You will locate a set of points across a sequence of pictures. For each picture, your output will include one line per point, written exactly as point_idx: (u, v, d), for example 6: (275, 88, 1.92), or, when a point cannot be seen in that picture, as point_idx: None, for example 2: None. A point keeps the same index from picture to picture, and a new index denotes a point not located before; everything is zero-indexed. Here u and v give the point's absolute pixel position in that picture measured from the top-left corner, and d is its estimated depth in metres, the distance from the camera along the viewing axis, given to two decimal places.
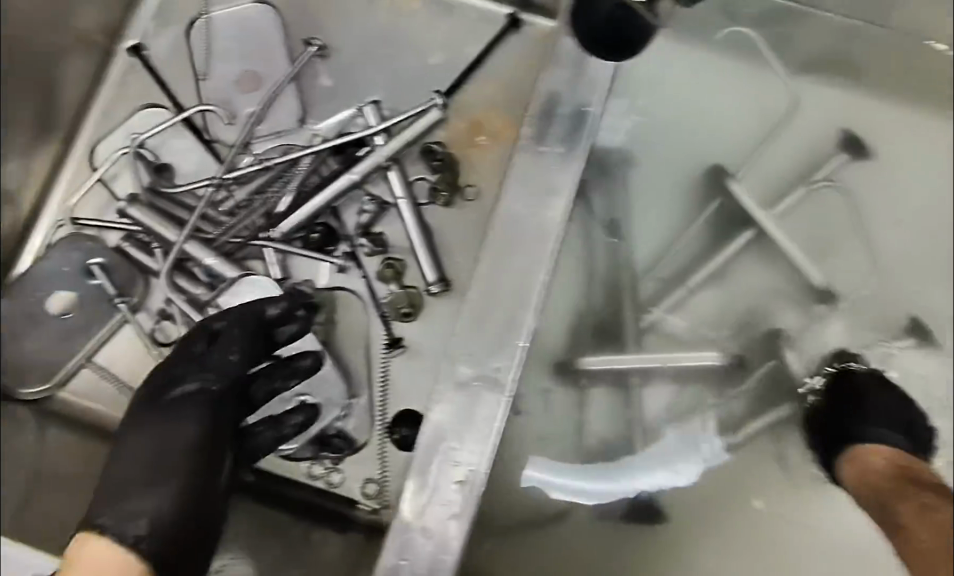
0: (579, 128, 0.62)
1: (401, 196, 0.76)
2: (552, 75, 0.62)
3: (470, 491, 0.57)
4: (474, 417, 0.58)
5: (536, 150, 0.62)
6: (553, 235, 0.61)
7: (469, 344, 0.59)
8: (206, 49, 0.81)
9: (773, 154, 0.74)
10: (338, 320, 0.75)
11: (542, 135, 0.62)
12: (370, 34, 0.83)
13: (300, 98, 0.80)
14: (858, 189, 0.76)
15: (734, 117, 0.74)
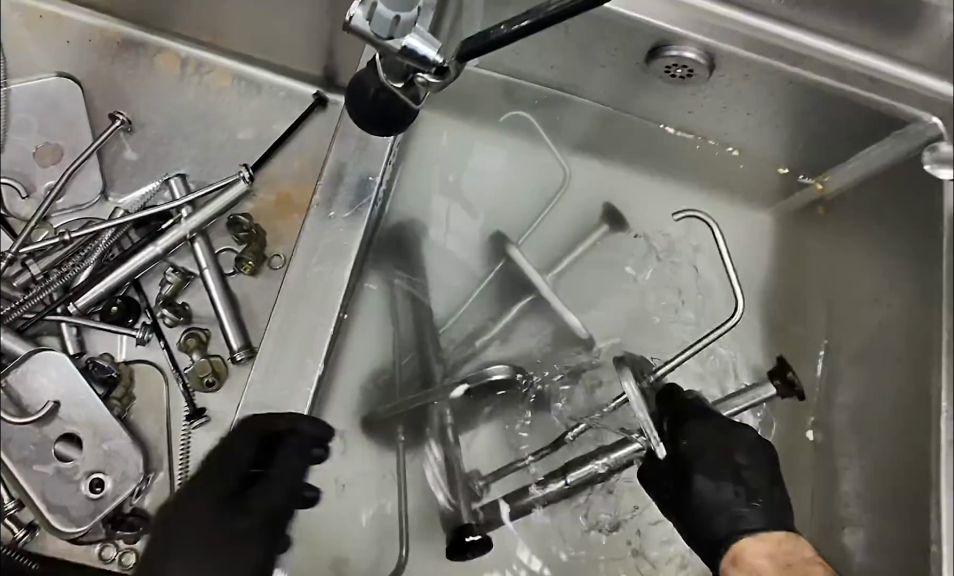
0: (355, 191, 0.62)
1: (206, 267, 0.77)
2: (335, 143, 0.62)
3: (255, 541, 0.54)
4: (266, 461, 0.55)
5: (321, 219, 0.60)
6: (320, 305, 0.58)
7: (258, 392, 0.56)
8: (2, 122, 0.80)
9: (554, 222, 0.82)
10: (138, 392, 0.76)
11: (326, 200, 0.60)
12: (179, 109, 0.85)
13: (103, 171, 0.81)
14: (634, 251, 0.84)
15: (512, 191, 0.82)
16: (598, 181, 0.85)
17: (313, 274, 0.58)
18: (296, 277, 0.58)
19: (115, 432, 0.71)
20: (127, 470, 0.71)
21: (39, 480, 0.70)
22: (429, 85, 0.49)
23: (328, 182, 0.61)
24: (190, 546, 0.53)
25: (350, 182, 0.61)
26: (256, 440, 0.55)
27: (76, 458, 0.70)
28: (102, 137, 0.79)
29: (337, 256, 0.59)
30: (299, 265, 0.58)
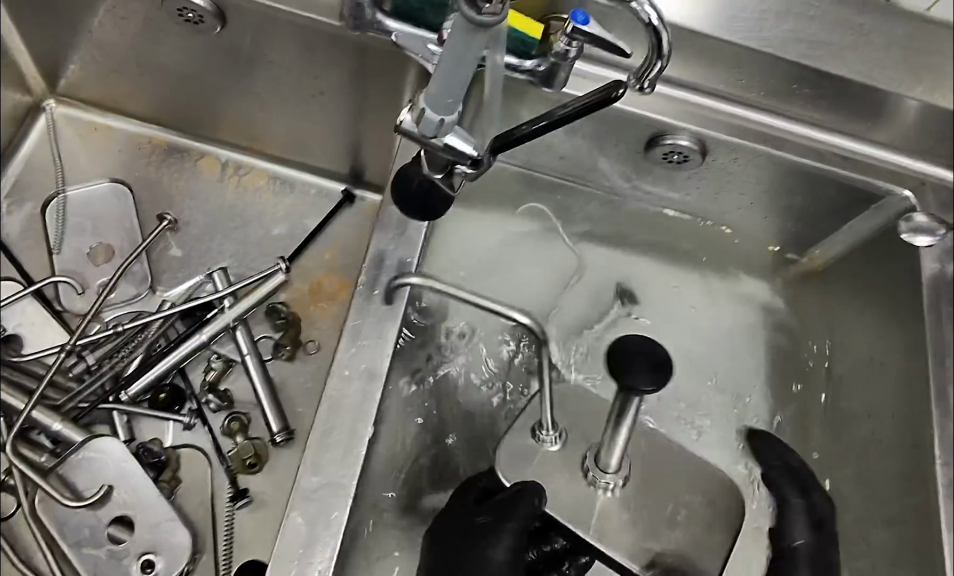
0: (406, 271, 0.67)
1: (246, 353, 0.82)
2: (380, 233, 0.68)
3: None
4: (324, 521, 0.58)
5: (370, 299, 0.66)
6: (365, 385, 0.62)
7: (315, 459, 0.59)
8: (58, 226, 0.87)
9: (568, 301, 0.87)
10: (183, 476, 0.79)
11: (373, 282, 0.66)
12: (219, 208, 0.92)
13: (151, 267, 0.87)
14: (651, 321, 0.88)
15: (533, 271, 0.87)
16: (609, 264, 0.89)
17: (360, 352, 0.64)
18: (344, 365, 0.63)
19: (166, 513, 0.73)
20: (178, 549, 0.73)
21: (93, 563, 0.72)
22: (465, 176, 0.56)
23: (371, 267, 0.67)
24: None
25: (391, 266, 0.67)
26: (313, 502, 0.58)
27: (128, 541, 0.72)
28: (150, 236, 0.85)
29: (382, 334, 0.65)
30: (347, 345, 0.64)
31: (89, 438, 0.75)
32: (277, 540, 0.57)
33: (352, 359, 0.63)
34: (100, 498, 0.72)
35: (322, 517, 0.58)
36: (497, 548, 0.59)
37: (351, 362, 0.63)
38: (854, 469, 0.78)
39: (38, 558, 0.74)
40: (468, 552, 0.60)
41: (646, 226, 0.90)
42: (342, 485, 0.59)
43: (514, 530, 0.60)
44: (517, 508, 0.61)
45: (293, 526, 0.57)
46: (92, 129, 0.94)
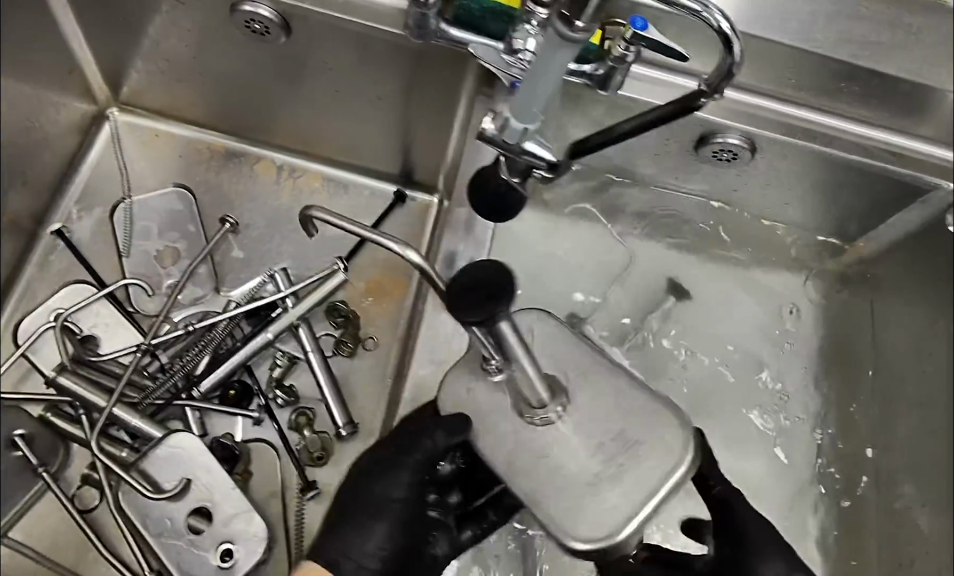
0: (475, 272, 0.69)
1: (310, 351, 0.85)
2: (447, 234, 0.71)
3: None
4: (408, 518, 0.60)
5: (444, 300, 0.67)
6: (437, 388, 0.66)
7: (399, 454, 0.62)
8: (125, 229, 0.91)
9: (621, 295, 0.88)
10: (254, 470, 0.83)
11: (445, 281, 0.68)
12: (277, 211, 0.95)
13: (215, 269, 0.90)
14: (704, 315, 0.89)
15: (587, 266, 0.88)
16: (660, 258, 0.90)
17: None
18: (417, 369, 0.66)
19: (244, 504, 0.77)
20: (257, 538, 0.76)
21: (175, 552, 0.76)
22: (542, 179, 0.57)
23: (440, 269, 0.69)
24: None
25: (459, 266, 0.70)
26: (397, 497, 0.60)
27: (207, 533, 0.76)
28: (214, 238, 0.88)
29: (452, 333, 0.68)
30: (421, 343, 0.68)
31: (168, 434, 0.78)
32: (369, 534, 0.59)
33: None
34: (180, 492, 0.76)
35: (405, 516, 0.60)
36: (398, 487, 0.60)
37: None
38: (905, 457, 0.81)
39: (123, 548, 0.78)
40: (373, 485, 0.61)
41: (697, 221, 0.91)
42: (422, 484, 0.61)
43: (412, 467, 0.60)
44: (418, 443, 0.59)
45: (382, 518, 0.60)
46: (153, 136, 0.97)
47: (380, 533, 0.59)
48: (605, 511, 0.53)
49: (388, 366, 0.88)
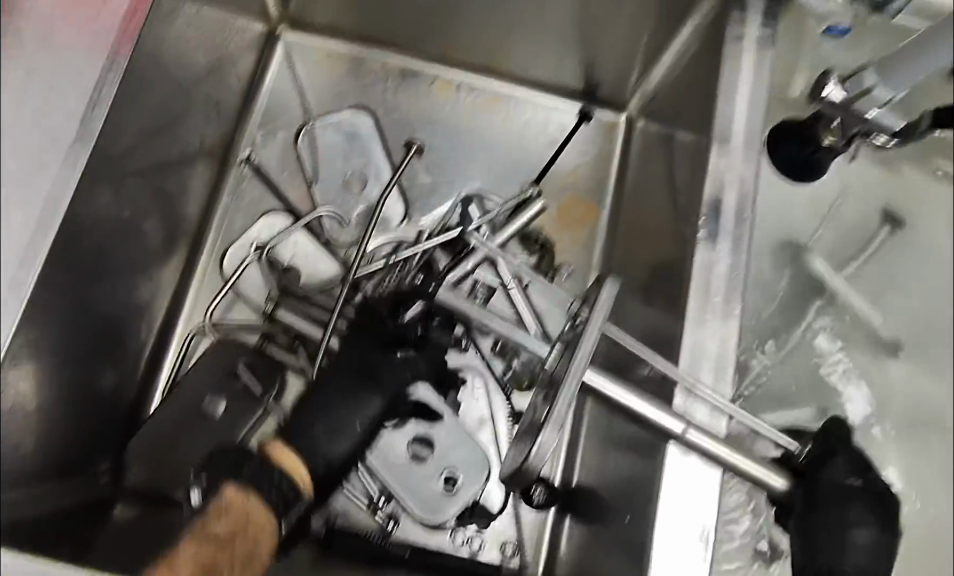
0: (746, 217, 0.64)
1: (510, 280, 0.82)
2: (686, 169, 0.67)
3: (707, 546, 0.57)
4: (698, 484, 0.58)
5: (713, 250, 0.63)
6: (718, 347, 0.61)
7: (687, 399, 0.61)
8: (311, 157, 0.90)
9: (845, 221, 0.80)
10: (463, 399, 0.82)
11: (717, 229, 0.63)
12: (458, 132, 0.92)
13: (403, 195, 0.89)
14: (912, 249, 0.87)
15: None
16: (887, 183, 0.83)
17: (712, 308, 0.62)
18: (693, 328, 0.61)
19: (460, 432, 0.77)
20: (476, 463, 0.77)
21: (399, 478, 0.76)
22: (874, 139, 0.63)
23: (708, 220, 0.63)
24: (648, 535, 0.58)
25: (729, 215, 0.63)
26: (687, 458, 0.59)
27: (431, 460, 0.77)
28: (402, 164, 0.86)
29: (735, 291, 0.62)
30: (698, 300, 0.62)
31: None
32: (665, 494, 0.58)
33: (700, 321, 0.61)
34: (400, 424, 0.75)
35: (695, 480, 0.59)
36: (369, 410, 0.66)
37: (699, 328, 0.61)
38: None
39: None
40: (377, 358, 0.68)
41: (924, 151, 0.85)
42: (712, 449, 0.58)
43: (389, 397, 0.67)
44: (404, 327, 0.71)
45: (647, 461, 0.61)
46: (325, 55, 0.94)
47: (345, 446, 0.64)
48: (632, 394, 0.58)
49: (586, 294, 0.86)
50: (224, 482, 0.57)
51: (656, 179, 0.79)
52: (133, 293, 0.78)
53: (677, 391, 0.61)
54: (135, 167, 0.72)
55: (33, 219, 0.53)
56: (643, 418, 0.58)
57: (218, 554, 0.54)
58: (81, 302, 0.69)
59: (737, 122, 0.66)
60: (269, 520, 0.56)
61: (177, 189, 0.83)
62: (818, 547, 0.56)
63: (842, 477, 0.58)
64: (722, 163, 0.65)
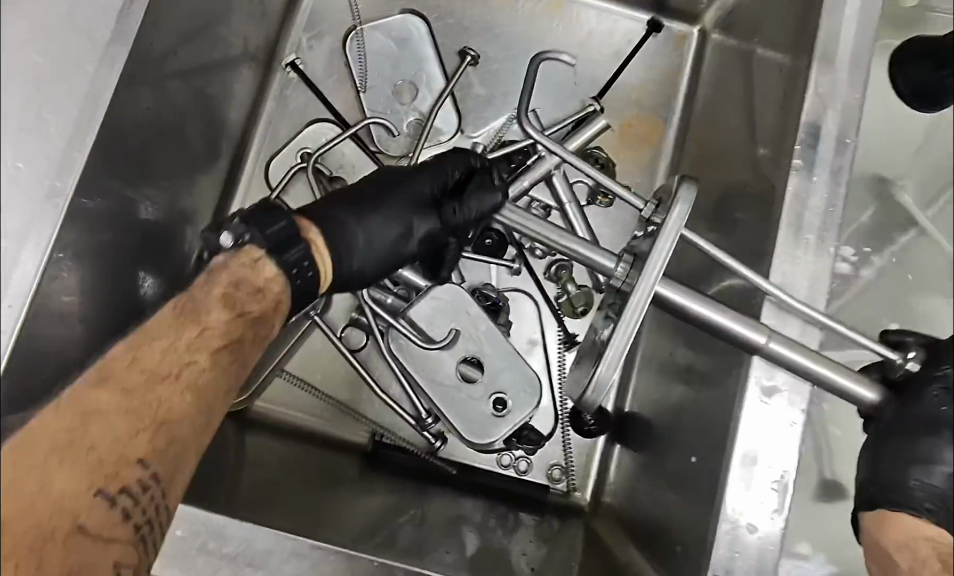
0: (847, 143, 0.56)
1: (567, 201, 0.79)
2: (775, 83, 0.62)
3: (783, 497, 0.51)
4: (778, 430, 0.52)
5: (811, 180, 0.56)
6: (810, 285, 0.55)
7: (775, 329, 0.55)
8: (360, 61, 0.85)
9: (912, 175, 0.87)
10: (514, 319, 0.81)
11: (813, 157, 0.56)
12: (516, 41, 0.86)
13: (457, 106, 0.84)
14: None
15: None
16: None
17: (804, 246, 0.55)
18: (782, 260, 0.55)
19: (511, 354, 0.75)
20: (527, 387, 0.75)
21: (448, 398, 0.74)
22: None
23: (807, 146, 0.56)
24: (719, 484, 0.52)
25: (829, 143, 0.56)
26: (768, 400, 0.52)
27: (480, 381, 0.74)
28: (455, 73, 0.81)
29: (831, 227, 0.55)
30: (789, 237, 0.55)
31: (434, 284, 0.74)
32: (740, 445, 0.52)
33: (795, 252, 0.55)
34: (450, 343, 0.74)
35: (774, 425, 0.52)
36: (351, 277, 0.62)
37: (795, 262, 0.55)
38: None
39: (394, 387, 0.81)
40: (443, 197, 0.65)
41: None
42: (799, 389, 0.52)
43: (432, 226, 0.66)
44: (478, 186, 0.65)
45: (713, 389, 0.58)
46: None
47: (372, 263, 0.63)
48: (718, 314, 0.51)
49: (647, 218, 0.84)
50: (247, 237, 0.55)
51: (732, 96, 0.74)
52: (177, 201, 0.76)
53: (766, 305, 0.56)
54: (176, 65, 0.68)
55: (69, 126, 0.54)
56: (721, 333, 0.51)
57: (240, 327, 0.55)
58: (123, 209, 0.66)
59: (846, 33, 0.57)
60: (288, 298, 0.57)
61: (220, 91, 0.78)
62: (886, 476, 0.49)
63: (937, 401, 0.48)
64: (826, 86, 0.56)
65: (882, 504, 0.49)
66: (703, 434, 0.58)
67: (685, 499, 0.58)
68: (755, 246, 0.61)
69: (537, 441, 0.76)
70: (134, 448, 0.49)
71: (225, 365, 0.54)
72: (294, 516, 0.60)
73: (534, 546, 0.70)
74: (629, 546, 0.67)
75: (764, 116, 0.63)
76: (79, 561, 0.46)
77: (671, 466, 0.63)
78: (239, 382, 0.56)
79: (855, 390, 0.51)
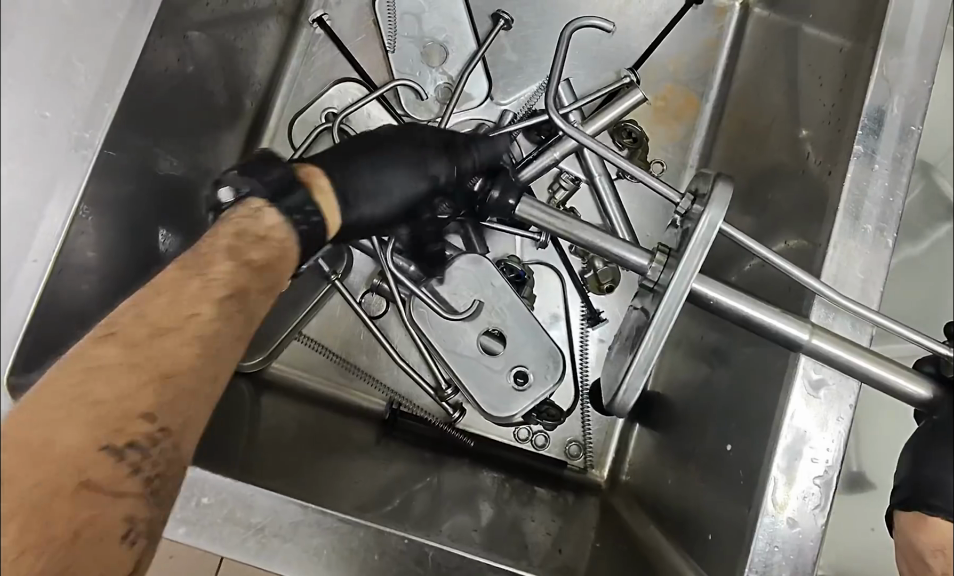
0: (912, 132, 0.55)
1: (598, 174, 0.77)
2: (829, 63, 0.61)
3: (826, 491, 0.51)
4: (824, 422, 0.51)
5: (872, 168, 0.54)
6: (864, 275, 0.54)
7: (823, 318, 0.54)
8: (389, 21, 0.83)
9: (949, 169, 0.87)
10: (538, 293, 0.80)
11: (876, 144, 0.54)
12: (552, 7, 0.84)
13: (488, 72, 0.82)
14: None
15: None
16: None
17: (861, 238, 0.54)
18: (838, 252, 0.54)
19: (534, 328, 0.72)
20: (550, 361, 0.72)
21: (468, 370, 0.72)
22: None
23: (868, 131, 0.54)
24: (762, 476, 0.52)
25: (892, 130, 0.54)
26: (814, 390, 0.52)
27: (502, 354, 0.72)
28: (489, 36, 0.78)
29: (891, 219, 0.54)
30: (847, 225, 0.54)
31: (461, 255, 0.72)
32: (785, 436, 0.51)
33: (849, 241, 0.54)
34: (474, 315, 0.72)
35: (820, 417, 0.51)
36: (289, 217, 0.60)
37: (847, 250, 0.54)
38: None
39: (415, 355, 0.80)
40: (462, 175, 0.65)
41: None
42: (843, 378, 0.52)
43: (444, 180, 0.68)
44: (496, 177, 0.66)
45: (755, 377, 0.57)
46: None
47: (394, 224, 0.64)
48: (757, 312, 0.50)
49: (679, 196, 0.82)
50: (259, 194, 0.52)
51: (774, 74, 0.72)
52: (199, 158, 0.74)
53: (816, 304, 0.54)
54: (204, 13, 0.66)
55: (98, 75, 0.52)
56: (763, 330, 0.50)
57: (247, 274, 0.50)
58: (145, 163, 0.65)
59: (917, 13, 0.55)
60: (296, 244, 0.53)
61: (246, 45, 0.76)
62: (928, 478, 0.47)
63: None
64: (892, 68, 0.55)
65: (920, 507, 0.47)
66: (742, 422, 0.57)
67: (720, 485, 0.58)
68: (795, 229, 0.60)
69: (557, 417, 0.75)
70: (140, 398, 0.43)
71: (234, 311, 0.49)
72: (314, 485, 0.59)
73: (553, 519, 0.70)
74: (649, 525, 0.67)
75: (814, 97, 0.62)
76: (94, 516, 0.41)
77: (700, 449, 0.63)
78: (249, 333, 0.51)
79: (910, 389, 0.50)
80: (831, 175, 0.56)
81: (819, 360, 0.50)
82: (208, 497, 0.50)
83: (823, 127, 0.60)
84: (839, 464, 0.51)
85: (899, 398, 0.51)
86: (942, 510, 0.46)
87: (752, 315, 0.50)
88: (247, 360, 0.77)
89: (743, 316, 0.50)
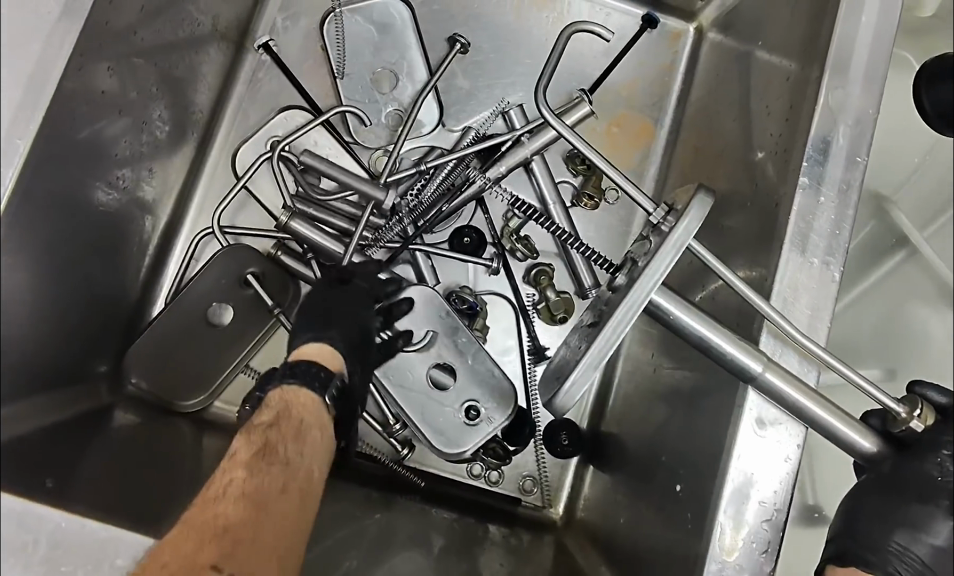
0: (856, 162, 0.54)
1: (551, 202, 0.76)
2: (775, 89, 0.60)
3: (776, 534, 0.49)
4: (772, 462, 0.50)
5: (817, 200, 0.53)
6: (812, 310, 0.53)
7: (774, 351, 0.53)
8: (337, 46, 0.81)
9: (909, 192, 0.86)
10: (491, 323, 0.79)
11: (820, 175, 0.53)
12: (505, 32, 0.83)
13: (439, 97, 0.80)
14: None
15: None
16: None
17: (808, 270, 0.53)
18: (784, 285, 0.52)
19: (486, 361, 0.69)
20: (498, 392, 0.69)
21: (416, 403, 0.69)
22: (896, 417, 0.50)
23: (814, 161, 0.53)
24: (710, 518, 0.50)
25: (838, 161, 0.53)
26: (764, 433, 0.50)
27: (451, 388, 0.69)
28: (440, 64, 0.77)
29: (837, 253, 0.53)
30: (794, 258, 0.53)
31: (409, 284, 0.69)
32: (733, 475, 0.49)
33: (793, 274, 0.53)
34: (423, 348, 0.68)
35: (768, 456, 0.50)
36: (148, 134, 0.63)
37: (793, 282, 0.52)
38: None
39: None
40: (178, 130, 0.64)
41: None
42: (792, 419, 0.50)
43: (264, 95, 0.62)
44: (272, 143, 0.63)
45: (705, 413, 0.56)
46: None
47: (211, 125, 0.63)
48: (726, 334, 0.49)
49: (635, 220, 0.81)
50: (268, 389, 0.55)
51: (727, 101, 0.71)
52: (140, 190, 0.72)
53: (765, 330, 0.53)
54: (138, 43, 0.64)
55: (12, 109, 0.50)
56: (718, 355, 0.49)
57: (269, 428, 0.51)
58: (79, 202, 0.62)
59: (862, 40, 0.54)
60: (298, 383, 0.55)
61: (188, 72, 0.74)
62: (866, 536, 0.48)
63: (936, 467, 0.48)
64: (836, 96, 0.54)
65: (856, 562, 0.49)
66: (691, 459, 0.55)
67: (669, 525, 0.56)
68: (746, 255, 0.59)
69: (503, 456, 0.73)
70: (203, 555, 0.42)
71: (267, 445, 0.50)
72: None
73: (504, 557, 0.67)
74: (602, 567, 0.65)
75: (762, 124, 0.61)
76: None
77: (653, 487, 0.61)
78: (287, 445, 0.50)
79: (856, 440, 0.50)
80: (778, 205, 0.55)
81: (767, 396, 0.49)
82: (125, 557, 0.47)
83: (771, 155, 0.58)
84: (788, 509, 0.49)
85: (840, 447, 0.51)
86: (876, 568, 0.48)
87: (712, 338, 0.50)
88: (190, 398, 0.73)
89: (703, 338, 0.50)
